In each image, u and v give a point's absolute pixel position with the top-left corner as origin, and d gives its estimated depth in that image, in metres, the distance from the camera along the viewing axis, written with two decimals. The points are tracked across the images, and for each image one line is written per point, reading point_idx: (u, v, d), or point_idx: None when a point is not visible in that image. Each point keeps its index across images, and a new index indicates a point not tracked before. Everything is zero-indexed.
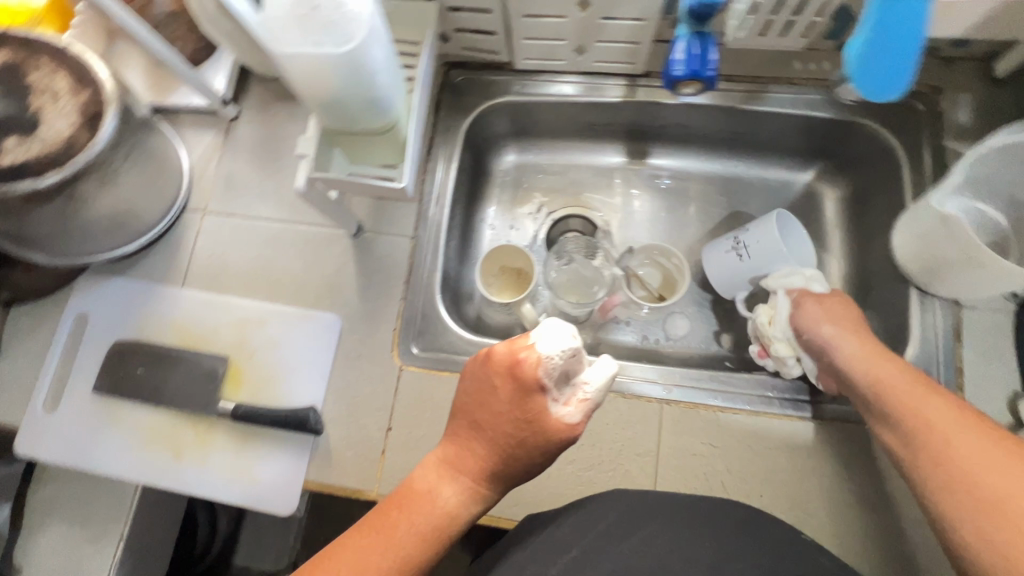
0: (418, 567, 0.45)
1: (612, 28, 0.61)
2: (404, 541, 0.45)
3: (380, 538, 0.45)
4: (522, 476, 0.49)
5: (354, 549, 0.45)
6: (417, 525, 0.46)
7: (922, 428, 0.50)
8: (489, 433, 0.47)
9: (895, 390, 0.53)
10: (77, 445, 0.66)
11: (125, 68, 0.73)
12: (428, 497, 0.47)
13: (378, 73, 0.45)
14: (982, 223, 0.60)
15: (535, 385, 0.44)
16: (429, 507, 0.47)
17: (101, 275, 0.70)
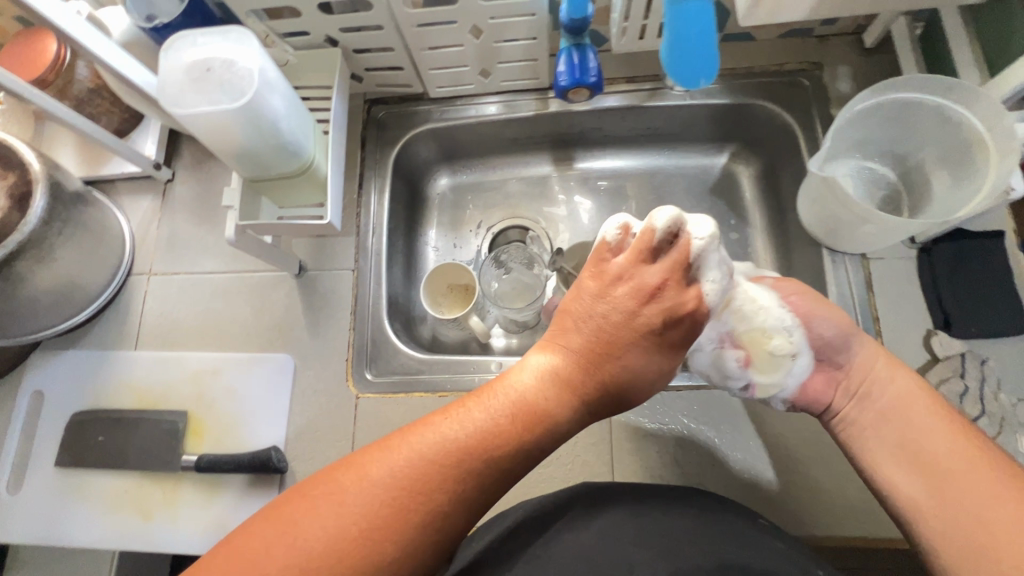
0: (487, 460, 0.39)
1: (508, 49, 0.67)
2: (481, 420, 0.40)
3: (455, 424, 0.40)
4: (624, 395, 0.43)
5: (434, 425, 0.40)
6: (499, 413, 0.40)
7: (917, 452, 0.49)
8: (614, 323, 0.41)
9: (896, 412, 0.51)
10: (45, 521, 0.66)
11: (58, 148, 0.75)
12: (519, 390, 0.41)
13: (280, 121, 0.52)
14: (875, 179, 0.65)
15: (682, 271, 0.41)
16: (514, 396, 0.41)
17: (54, 350, 0.71)
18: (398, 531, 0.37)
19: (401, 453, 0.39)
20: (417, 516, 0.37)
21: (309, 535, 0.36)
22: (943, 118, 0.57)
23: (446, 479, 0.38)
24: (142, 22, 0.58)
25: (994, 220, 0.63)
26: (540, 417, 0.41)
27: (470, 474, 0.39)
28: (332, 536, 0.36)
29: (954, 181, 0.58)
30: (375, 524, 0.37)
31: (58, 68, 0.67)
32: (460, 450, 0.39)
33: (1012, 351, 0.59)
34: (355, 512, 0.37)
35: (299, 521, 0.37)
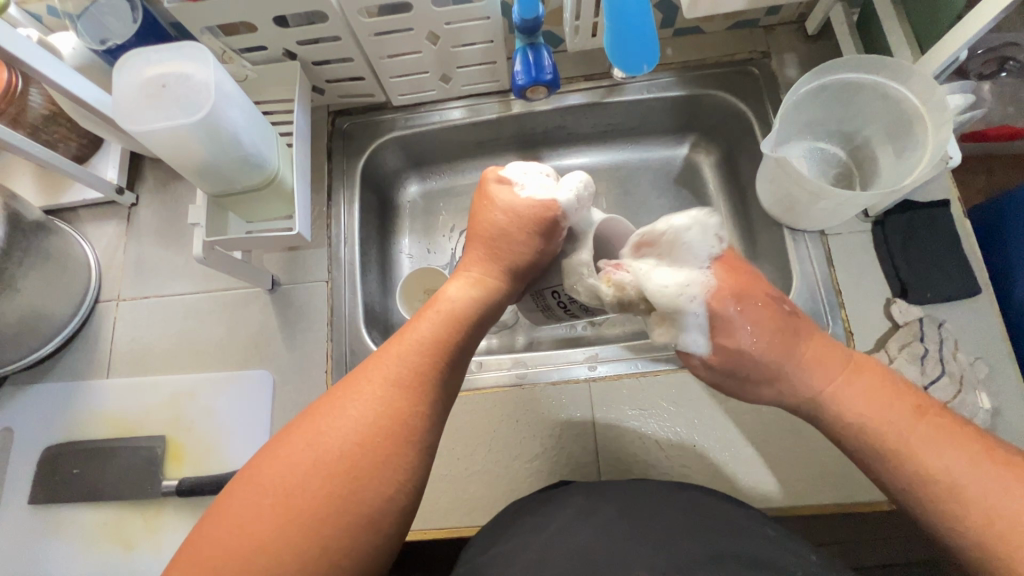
0: (436, 350, 0.47)
1: (466, 53, 0.68)
2: (422, 331, 0.48)
3: (401, 341, 0.47)
4: (524, 263, 0.54)
5: (373, 357, 0.47)
6: (428, 320, 0.49)
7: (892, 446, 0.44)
8: (483, 232, 0.55)
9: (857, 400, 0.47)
10: (20, 562, 0.64)
11: (15, 179, 0.74)
12: (438, 303, 0.51)
13: (240, 133, 0.52)
14: (826, 159, 0.67)
15: (493, 182, 0.57)
16: (440, 306, 0.51)
17: (23, 384, 0.70)
18: (378, 428, 0.42)
19: (361, 374, 0.45)
20: (386, 410, 0.43)
21: (297, 458, 0.41)
22: (884, 96, 0.60)
23: (401, 375, 0.45)
24: (95, 45, 0.58)
25: (939, 190, 0.66)
26: (463, 315, 0.50)
27: (421, 368, 0.46)
28: (320, 448, 0.41)
29: (899, 154, 0.61)
30: (354, 430, 0.42)
31: (9, 95, 0.65)
32: (404, 355, 0.46)
33: (967, 313, 0.62)
34: (333, 426, 0.42)
35: (286, 451, 0.42)
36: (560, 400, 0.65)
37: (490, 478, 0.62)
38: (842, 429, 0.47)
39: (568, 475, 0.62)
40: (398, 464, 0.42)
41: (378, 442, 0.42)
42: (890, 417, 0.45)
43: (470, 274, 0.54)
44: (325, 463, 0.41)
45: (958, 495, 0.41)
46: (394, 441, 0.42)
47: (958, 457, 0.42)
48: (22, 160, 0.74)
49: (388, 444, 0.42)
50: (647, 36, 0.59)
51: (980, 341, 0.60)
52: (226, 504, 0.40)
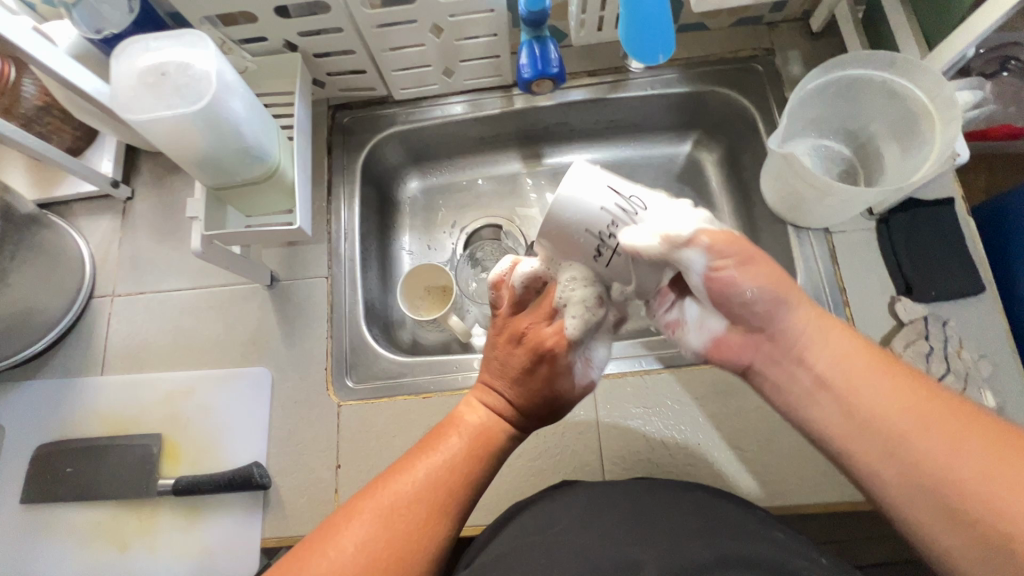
0: (470, 473, 0.48)
1: (469, 47, 0.67)
2: (457, 453, 0.48)
3: (439, 454, 0.48)
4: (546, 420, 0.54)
5: (416, 465, 0.47)
6: (463, 442, 0.49)
7: (872, 416, 0.43)
8: (527, 373, 0.51)
9: (837, 375, 0.45)
10: (12, 562, 0.62)
11: (7, 171, 0.72)
12: (468, 423, 0.51)
13: (241, 124, 0.51)
14: (830, 156, 0.67)
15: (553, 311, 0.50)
16: (475, 426, 0.50)
17: (15, 381, 0.68)
18: (401, 550, 0.43)
19: (400, 485, 0.45)
20: (422, 528, 0.44)
21: (338, 562, 0.41)
22: (890, 93, 0.60)
23: (437, 493, 0.46)
24: (91, 34, 0.56)
25: (943, 188, 0.66)
26: (489, 443, 0.50)
27: (451, 496, 0.46)
28: (361, 558, 0.42)
29: (904, 151, 0.60)
30: (395, 542, 0.43)
31: (2, 86, 0.64)
32: (441, 473, 0.47)
33: (971, 311, 0.61)
34: (365, 540, 0.43)
35: (325, 553, 0.42)
36: None
37: (493, 477, 0.61)
38: (828, 412, 0.46)
39: (572, 474, 0.61)
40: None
41: (403, 559, 0.43)
42: (870, 390, 0.44)
43: (500, 401, 0.52)
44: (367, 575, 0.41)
45: (942, 466, 0.39)
46: (415, 566, 0.43)
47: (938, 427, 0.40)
48: (15, 152, 0.72)
49: (409, 571, 0.43)
50: (657, 30, 0.58)
51: (984, 339, 0.60)
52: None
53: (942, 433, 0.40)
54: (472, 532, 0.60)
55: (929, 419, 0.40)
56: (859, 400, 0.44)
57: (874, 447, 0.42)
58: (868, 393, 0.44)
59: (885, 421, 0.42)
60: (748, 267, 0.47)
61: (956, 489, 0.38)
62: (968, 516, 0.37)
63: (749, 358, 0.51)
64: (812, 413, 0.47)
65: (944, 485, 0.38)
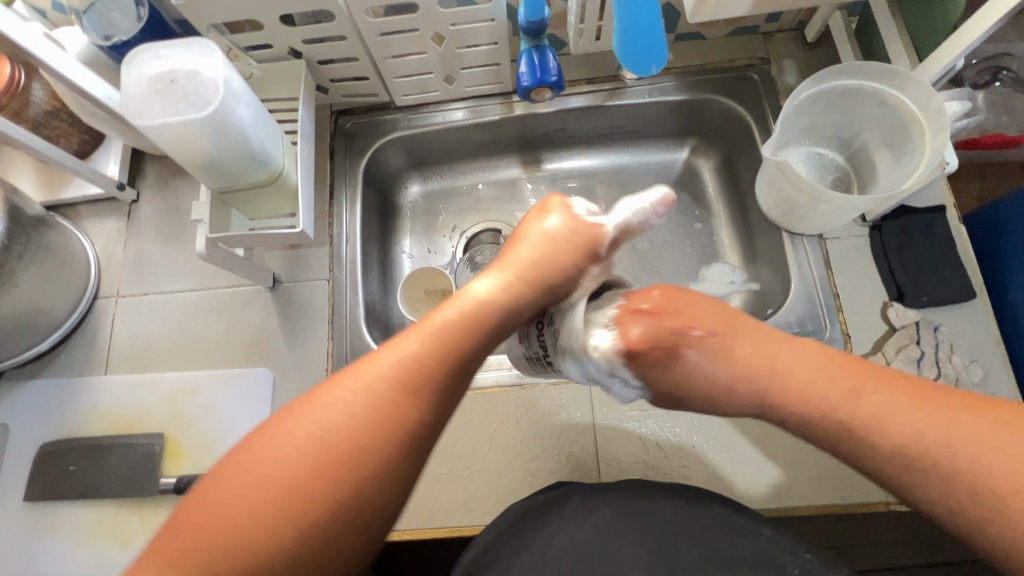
0: (453, 355, 0.44)
1: (470, 55, 0.69)
2: (442, 331, 0.45)
3: (423, 333, 0.44)
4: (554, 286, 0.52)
5: (393, 345, 0.44)
6: (447, 319, 0.45)
7: (843, 411, 0.44)
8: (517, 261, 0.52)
9: (801, 380, 0.47)
10: (14, 560, 0.63)
11: (15, 174, 0.74)
12: (459, 300, 0.47)
13: (248, 129, 0.53)
14: (824, 164, 0.68)
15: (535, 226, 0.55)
16: (466, 303, 0.47)
17: (21, 380, 0.69)
18: (373, 431, 0.40)
19: (373, 365, 0.42)
20: (392, 417, 0.40)
21: (291, 443, 0.39)
22: (881, 102, 0.61)
23: (408, 377, 0.42)
24: (99, 41, 0.58)
25: (935, 196, 0.67)
26: (480, 321, 0.46)
27: (428, 372, 0.43)
28: (317, 443, 0.39)
29: (895, 159, 0.62)
30: (355, 427, 0.40)
31: (12, 90, 0.65)
32: (413, 352, 0.43)
33: (962, 316, 0.62)
34: (332, 424, 0.40)
35: (283, 440, 0.39)
36: (561, 400, 0.65)
37: (490, 477, 0.62)
38: (806, 417, 0.46)
39: (568, 475, 0.62)
40: (392, 467, 0.39)
41: (379, 436, 0.40)
42: (841, 394, 0.45)
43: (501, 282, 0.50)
44: (321, 463, 0.38)
45: (943, 459, 0.40)
46: (390, 444, 0.40)
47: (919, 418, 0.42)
48: (23, 155, 0.74)
49: (383, 447, 0.40)
50: (651, 43, 0.60)
51: (975, 344, 0.61)
52: (212, 488, 0.38)
53: (922, 425, 0.42)
54: (470, 532, 0.61)
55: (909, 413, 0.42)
56: (832, 401, 0.45)
57: (868, 447, 0.43)
58: (835, 391, 0.45)
59: (878, 421, 0.43)
60: (667, 306, 0.51)
61: (954, 464, 0.40)
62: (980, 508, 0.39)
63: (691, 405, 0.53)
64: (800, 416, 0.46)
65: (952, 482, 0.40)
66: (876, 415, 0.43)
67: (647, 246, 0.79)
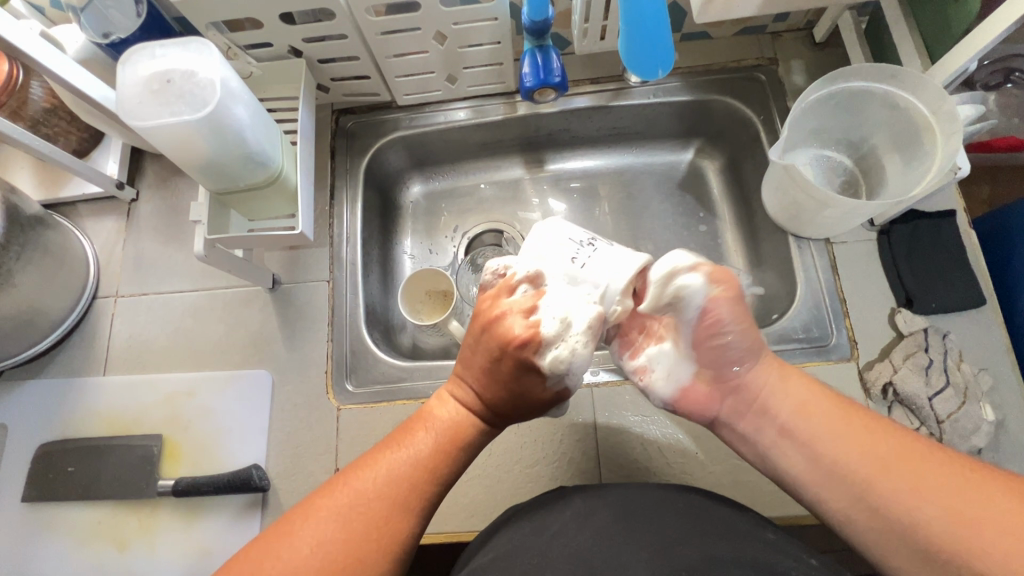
0: (436, 479, 0.47)
1: (473, 54, 0.68)
2: (424, 450, 0.48)
3: (408, 448, 0.48)
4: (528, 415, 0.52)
5: (381, 461, 0.47)
6: (429, 440, 0.48)
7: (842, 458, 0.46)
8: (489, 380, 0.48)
9: (795, 413, 0.50)
10: (11, 560, 0.63)
11: (14, 172, 0.73)
12: (437, 419, 0.50)
13: (245, 130, 0.52)
14: (832, 167, 0.67)
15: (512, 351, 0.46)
16: (446, 422, 0.50)
17: (20, 379, 0.69)
18: (367, 548, 0.43)
19: (364, 484, 0.45)
20: (382, 532, 0.44)
21: (293, 564, 0.42)
22: (892, 105, 0.60)
23: (399, 493, 0.46)
24: (98, 38, 0.57)
25: (945, 200, 0.66)
26: (459, 443, 0.49)
27: (416, 491, 0.46)
28: (318, 556, 0.42)
29: (906, 163, 0.61)
30: (351, 545, 0.43)
31: (10, 88, 0.64)
32: (403, 471, 0.46)
33: (971, 324, 0.61)
34: (327, 539, 0.43)
35: (284, 557, 0.42)
36: (563, 404, 0.64)
37: (490, 482, 0.62)
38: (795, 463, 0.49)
39: (569, 481, 0.62)
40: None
41: (373, 551, 0.43)
42: (839, 442, 0.47)
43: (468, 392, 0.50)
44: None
45: (913, 515, 0.41)
46: (384, 556, 0.44)
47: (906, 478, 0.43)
48: (22, 153, 0.73)
49: (376, 562, 0.43)
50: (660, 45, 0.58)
51: (984, 352, 0.60)
52: None
53: (907, 482, 0.42)
54: (469, 538, 0.60)
55: (899, 468, 0.43)
56: (819, 438, 0.48)
57: (847, 489, 0.45)
58: (820, 427, 0.48)
59: (861, 471, 0.45)
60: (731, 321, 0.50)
61: (937, 522, 0.40)
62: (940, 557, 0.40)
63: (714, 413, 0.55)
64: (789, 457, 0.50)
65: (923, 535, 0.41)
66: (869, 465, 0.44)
67: (651, 248, 0.78)
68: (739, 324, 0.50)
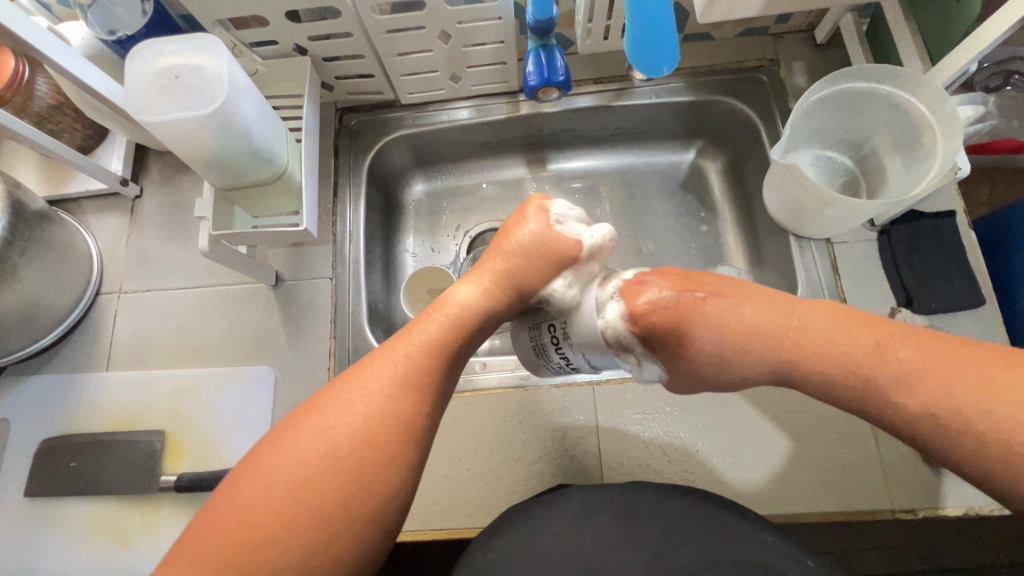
0: (443, 356, 0.44)
1: (477, 53, 0.68)
2: (435, 330, 0.45)
3: (414, 337, 0.44)
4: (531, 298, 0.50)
5: (388, 346, 0.44)
6: (435, 324, 0.45)
7: (880, 371, 0.38)
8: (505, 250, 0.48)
9: (841, 340, 0.40)
10: (14, 555, 0.63)
11: (19, 168, 0.73)
12: (450, 302, 0.47)
13: (252, 126, 0.52)
14: (833, 167, 0.68)
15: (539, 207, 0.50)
16: (458, 303, 0.47)
17: (24, 374, 0.69)
18: (379, 442, 0.39)
19: (370, 370, 0.42)
20: (388, 415, 0.40)
21: (291, 455, 0.38)
22: (893, 106, 0.60)
23: (410, 375, 0.42)
24: (103, 35, 0.57)
25: (945, 201, 0.66)
26: (473, 324, 0.46)
27: (426, 369, 0.43)
28: (322, 445, 0.38)
29: (907, 164, 0.61)
30: (357, 429, 0.39)
31: (16, 84, 0.65)
32: (406, 360, 0.42)
33: (971, 323, 0.62)
34: (330, 436, 0.38)
35: (284, 449, 0.38)
36: (565, 402, 0.65)
37: (492, 480, 0.62)
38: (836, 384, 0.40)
39: (570, 478, 0.62)
40: (393, 465, 0.39)
41: (386, 442, 0.39)
42: (877, 338, 0.39)
43: (483, 279, 0.48)
44: (327, 461, 0.37)
45: (996, 424, 0.35)
46: (400, 456, 0.39)
47: (982, 383, 0.36)
48: (27, 150, 0.73)
49: (386, 449, 0.39)
50: (666, 44, 0.59)
51: None
52: (225, 495, 0.37)
53: (979, 391, 0.35)
54: (470, 534, 0.60)
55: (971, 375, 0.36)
56: (869, 360, 0.39)
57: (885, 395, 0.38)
58: (861, 345, 0.39)
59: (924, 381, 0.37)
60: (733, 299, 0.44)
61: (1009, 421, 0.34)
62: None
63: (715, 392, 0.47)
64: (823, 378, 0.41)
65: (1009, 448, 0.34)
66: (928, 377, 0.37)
67: (652, 248, 0.79)
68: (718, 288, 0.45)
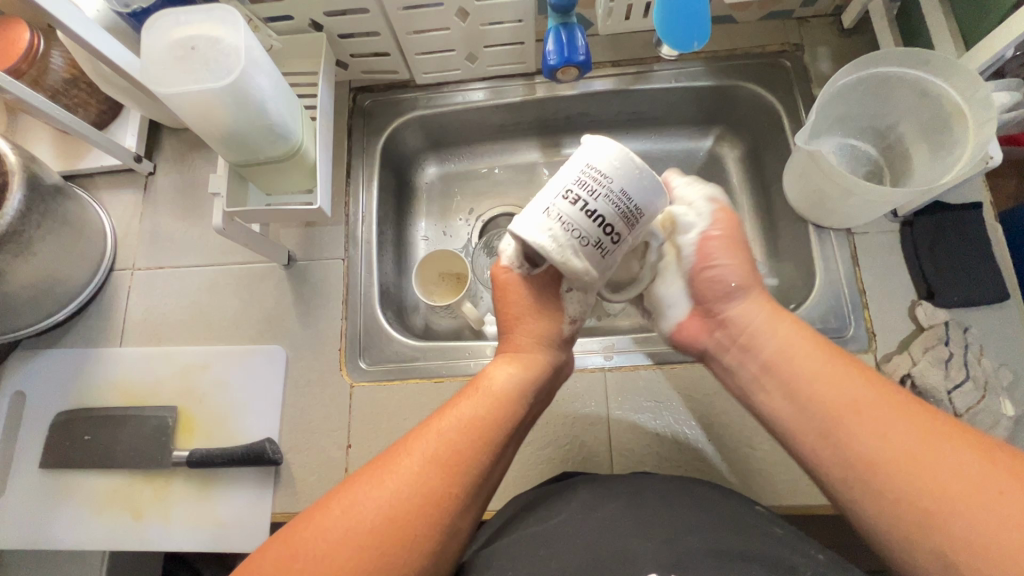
0: (480, 438, 0.47)
1: (495, 32, 0.67)
2: (467, 410, 0.49)
3: (453, 418, 0.48)
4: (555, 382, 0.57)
5: (432, 425, 0.48)
6: (474, 406, 0.49)
7: (816, 399, 0.47)
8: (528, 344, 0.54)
9: (900, 445, 0.41)
10: (32, 524, 0.64)
11: (33, 141, 0.73)
12: (488, 383, 0.51)
13: (267, 101, 0.52)
14: (856, 156, 0.66)
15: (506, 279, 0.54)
16: (493, 385, 0.51)
17: (38, 348, 0.70)
18: (417, 511, 0.43)
19: (411, 449, 0.46)
20: (423, 493, 0.44)
21: (333, 524, 0.42)
22: (921, 93, 0.59)
23: (441, 453, 0.46)
24: (120, 8, 0.57)
25: (972, 193, 0.64)
26: (512, 403, 0.50)
27: (462, 451, 0.46)
28: (356, 517, 0.42)
29: (934, 154, 0.59)
30: (393, 506, 0.43)
31: (31, 57, 0.64)
32: (450, 436, 0.47)
33: (993, 319, 0.60)
34: (372, 500, 0.43)
35: (325, 517, 0.43)
36: (577, 389, 0.64)
37: None
38: (830, 458, 0.45)
39: (580, 464, 0.62)
40: (427, 541, 0.43)
41: (416, 520, 0.43)
42: (907, 443, 0.41)
43: (516, 359, 0.53)
44: (363, 535, 0.42)
45: (897, 455, 0.41)
46: (430, 521, 0.43)
47: (915, 429, 0.42)
48: (41, 123, 0.73)
49: (427, 525, 0.43)
50: (696, 18, 0.58)
51: (1005, 347, 0.59)
52: (264, 560, 0.41)
53: (949, 489, 0.39)
54: (479, 517, 0.60)
55: (817, 361, 0.49)
56: (904, 468, 0.40)
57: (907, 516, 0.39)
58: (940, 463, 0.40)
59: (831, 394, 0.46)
60: (750, 286, 0.54)
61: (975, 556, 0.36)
62: (963, 545, 0.37)
63: (705, 343, 0.57)
64: (794, 423, 0.48)
65: (905, 481, 0.40)
66: (864, 422, 0.44)
67: None
68: (728, 257, 0.53)
